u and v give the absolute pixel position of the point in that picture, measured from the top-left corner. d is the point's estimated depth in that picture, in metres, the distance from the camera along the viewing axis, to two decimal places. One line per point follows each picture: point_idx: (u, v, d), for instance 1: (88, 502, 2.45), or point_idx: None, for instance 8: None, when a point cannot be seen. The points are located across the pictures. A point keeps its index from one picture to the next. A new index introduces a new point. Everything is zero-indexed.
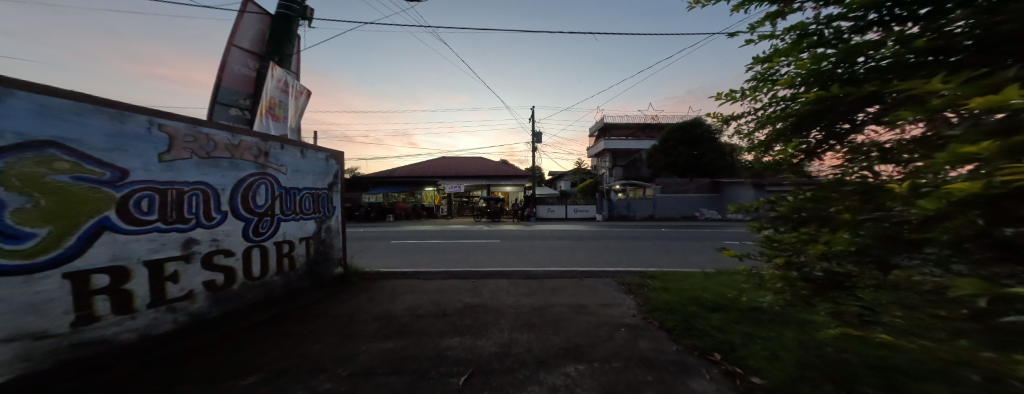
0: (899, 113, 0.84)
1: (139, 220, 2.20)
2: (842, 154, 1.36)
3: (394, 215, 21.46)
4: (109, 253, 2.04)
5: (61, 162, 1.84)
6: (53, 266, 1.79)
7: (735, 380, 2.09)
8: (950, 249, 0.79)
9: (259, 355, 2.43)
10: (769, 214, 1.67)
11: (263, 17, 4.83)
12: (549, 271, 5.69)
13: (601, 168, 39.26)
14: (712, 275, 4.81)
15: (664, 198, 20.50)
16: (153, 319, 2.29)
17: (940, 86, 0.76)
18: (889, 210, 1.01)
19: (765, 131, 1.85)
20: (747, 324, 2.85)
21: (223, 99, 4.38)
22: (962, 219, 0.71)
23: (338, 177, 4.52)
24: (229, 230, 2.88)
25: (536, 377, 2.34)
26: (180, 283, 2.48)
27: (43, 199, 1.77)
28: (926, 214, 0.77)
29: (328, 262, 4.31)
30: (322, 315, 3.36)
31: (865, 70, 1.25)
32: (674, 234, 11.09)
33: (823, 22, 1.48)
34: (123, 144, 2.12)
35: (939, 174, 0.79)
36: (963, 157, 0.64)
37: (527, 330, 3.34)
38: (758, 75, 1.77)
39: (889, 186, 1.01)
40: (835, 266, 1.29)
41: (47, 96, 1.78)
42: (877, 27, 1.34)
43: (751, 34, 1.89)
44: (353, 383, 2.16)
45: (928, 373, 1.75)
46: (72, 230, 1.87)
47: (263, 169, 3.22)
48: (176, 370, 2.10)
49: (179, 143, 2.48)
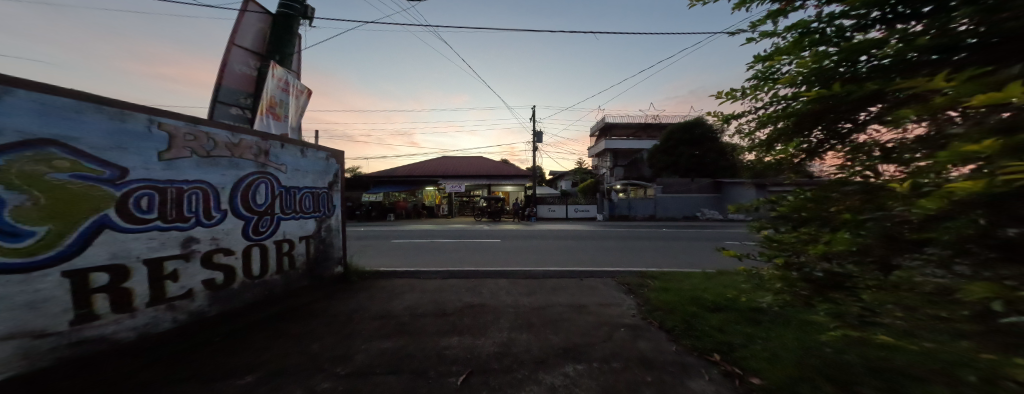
0: (901, 112, 0.83)
1: (139, 218, 2.21)
2: (843, 154, 1.34)
3: (395, 214, 21.49)
4: (108, 251, 2.04)
5: (60, 160, 1.84)
6: (52, 264, 1.79)
7: (734, 381, 2.07)
8: (953, 250, 0.78)
9: (259, 354, 2.44)
10: (770, 214, 1.66)
11: (264, 16, 4.84)
12: (548, 271, 5.68)
13: (602, 168, 39.20)
14: (712, 275, 4.79)
15: (665, 198, 20.46)
16: (152, 318, 2.29)
17: (942, 84, 0.75)
18: (890, 209, 1.00)
19: (766, 130, 1.83)
20: (746, 324, 2.84)
21: (224, 98, 4.39)
22: (963, 220, 0.70)
23: (338, 176, 4.53)
24: (229, 229, 2.88)
25: (535, 377, 2.34)
26: (180, 281, 2.49)
27: (43, 197, 1.77)
28: (928, 214, 0.76)
29: (328, 261, 4.31)
30: (321, 315, 3.36)
31: (867, 68, 1.23)
32: (675, 234, 11.06)
33: (825, 20, 1.47)
34: (123, 142, 2.13)
35: (941, 173, 0.78)
36: (965, 156, 0.63)
37: (526, 329, 3.34)
38: (759, 74, 1.75)
39: (891, 185, 0.99)
40: (835, 267, 1.28)
41: (47, 95, 1.79)
42: (880, 25, 1.32)
43: (752, 32, 1.88)
44: (352, 382, 2.16)
45: (928, 374, 1.74)
46: (71, 228, 1.87)
47: (263, 168, 3.22)
48: (173, 369, 2.10)
49: (179, 142, 2.48)
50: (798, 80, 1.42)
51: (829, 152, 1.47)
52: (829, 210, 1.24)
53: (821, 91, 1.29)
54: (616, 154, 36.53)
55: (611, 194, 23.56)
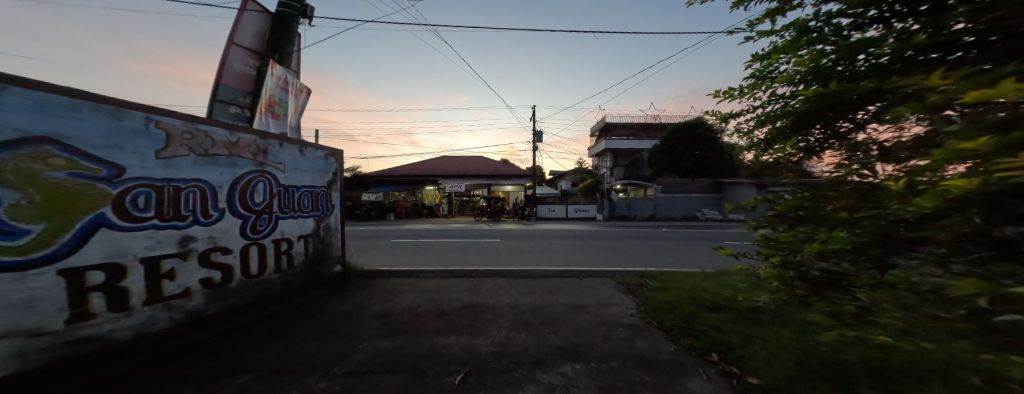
0: (898, 110, 0.82)
1: (136, 217, 2.20)
2: (840, 153, 1.34)
3: (395, 213, 21.49)
4: (104, 249, 2.04)
5: (57, 158, 1.84)
6: (47, 262, 1.79)
7: (731, 380, 2.07)
8: (948, 249, 0.77)
9: (256, 353, 2.44)
10: (768, 213, 1.65)
11: (264, 15, 4.83)
12: (548, 271, 5.68)
13: (602, 168, 39.18)
14: (712, 275, 4.79)
15: (665, 198, 20.44)
16: (149, 317, 2.29)
17: (940, 81, 0.74)
18: (886, 208, 0.99)
19: (765, 129, 1.83)
20: (745, 324, 2.83)
21: (223, 97, 4.38)
22: (957, 218, 0.70)
23: (337, 175, 4.52)
24: (227, 227, 2.87)
25: (533, 376, 2.33)
26: (178, 280, 2.48)
27: (38, 195, 1.77)
28: (922, 212, 0.76)
29: (327, 260, 4.31)
30: (319, 314, 3.36)
31: (864, 67, 1.23)
32: (674, 234, 11.05)
33: (822, 18, 1.46)
34: (120, 140, 2.12)
35: (937, 172, 0.77)
36: (960, 154, 0.63)
37: (525, 329, 3.33)
38: (757, 73, 1.74)
39: (886, 184, 0.99)
40: (831, 266, 1.28)
41: (43, 93, 1.79)
42: (877, 23, 1.31)
43: (750, 31, 1.87)
44: (349, 382, 2.16)
45: (925, 374, 1.73)
46: (66, 226, 1.87)
47: (261, 167, 3.21)
48: (169, 369, 2.10)
49: (176, 140, 2.48)
50: (796, 78, 1.41)
51: (827, 151, 1.46)
52: (825, 210, 1.24)
53: (819, 90, 1.28)
54: (616, 154, 36.52)
55: (611, 194, 23.55)
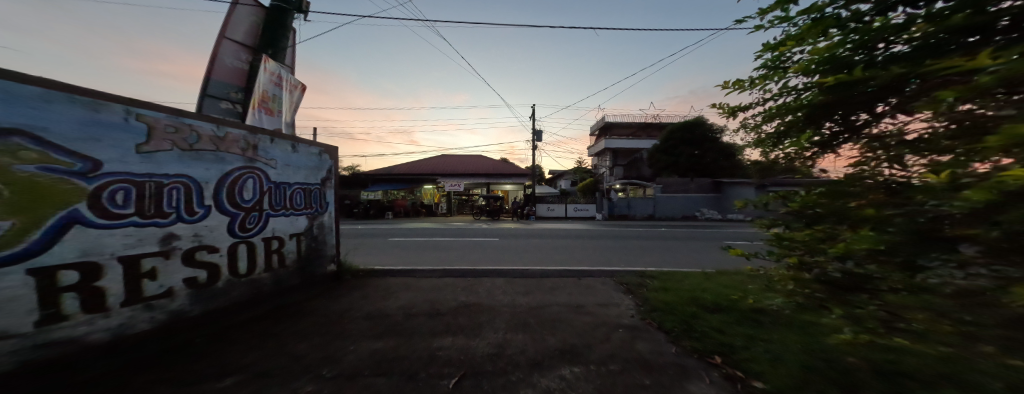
0: (938, 94, 0.74)
1: (113, 214, 2.10)
2: (858, 147, 1.25)
3: (394, 212, 21.41)
4: (79, 247, 1.94)
5: (26, 151, 1.73)
6: (15, 261, 1.69)
7: (735, 384, 1.99)
8: (990, 250, 0.68)
9: (241, 356, 2.35)
10: (780, 211, 1.55)
11: (257, 9, 4.71)
12: (546, 270, 5.60)
13: (601, 167, 39.12)
14: (713, 275, 4.71)
15: (664, 198, 20.39)
16: (127, 318, 2.20)
17: (989, 61, 0.65)
18: (917, 204, 0.89)
19: (774, 124, 1.74)
20: (749, 325, 2.75)
21: (214, 92, 4.23)
22: (1006, 214, 0.61)
23: (331, 172, 4.43)
24: (213, 225, 2.77)
25: (530, 380, 2.25)
26: (159, 279, 2.38)
27: (7, 189, 1.65)
28: (963, 206, 0.67)
29: (320, 259, 4.21)
30: (310, 315, 3.26)
31: (887, 56, 1.14)
32: (675, 234, 10.98)
33: (840, 3, 1.37)
34: (96, 134, 2.02)
35: (987, 162, 0.68)
36: (1016, 139, 0.54)
37: (522, 330, 3.25)
38: (768, 63, 1.64)
39: (924, 177, 0.88)
40: (847, 268, 1.19)
41: (13, 81, 1.68)
42: (902, 8, 1.23)
43: (761, 20, 1.78)
44: (337, 385, 2.07)
45: (939, 379, 1.65)
46: (35, 224, 1.76)
47: (250, 163, 3.11)
48: (148, 373, 2.01)
49: (160, 134, 2.38)
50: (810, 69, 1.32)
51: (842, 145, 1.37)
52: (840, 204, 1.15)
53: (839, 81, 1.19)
54: (616, 153, 36.48)
55: (611, 194, 23.48)
